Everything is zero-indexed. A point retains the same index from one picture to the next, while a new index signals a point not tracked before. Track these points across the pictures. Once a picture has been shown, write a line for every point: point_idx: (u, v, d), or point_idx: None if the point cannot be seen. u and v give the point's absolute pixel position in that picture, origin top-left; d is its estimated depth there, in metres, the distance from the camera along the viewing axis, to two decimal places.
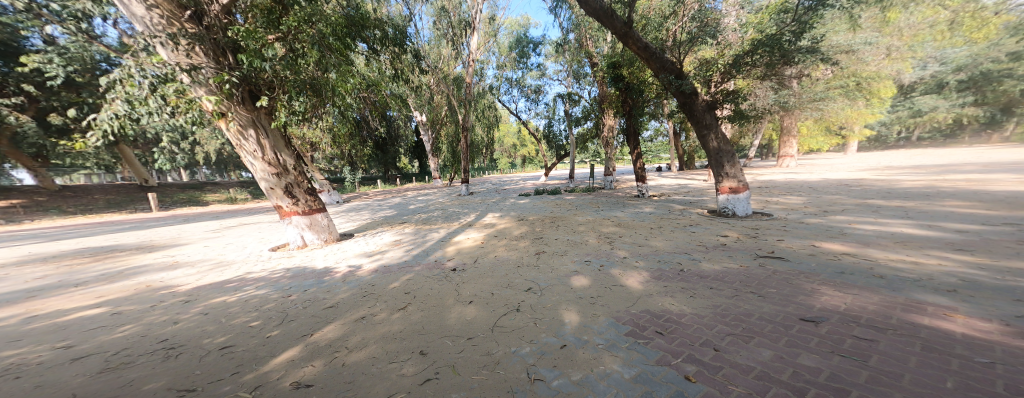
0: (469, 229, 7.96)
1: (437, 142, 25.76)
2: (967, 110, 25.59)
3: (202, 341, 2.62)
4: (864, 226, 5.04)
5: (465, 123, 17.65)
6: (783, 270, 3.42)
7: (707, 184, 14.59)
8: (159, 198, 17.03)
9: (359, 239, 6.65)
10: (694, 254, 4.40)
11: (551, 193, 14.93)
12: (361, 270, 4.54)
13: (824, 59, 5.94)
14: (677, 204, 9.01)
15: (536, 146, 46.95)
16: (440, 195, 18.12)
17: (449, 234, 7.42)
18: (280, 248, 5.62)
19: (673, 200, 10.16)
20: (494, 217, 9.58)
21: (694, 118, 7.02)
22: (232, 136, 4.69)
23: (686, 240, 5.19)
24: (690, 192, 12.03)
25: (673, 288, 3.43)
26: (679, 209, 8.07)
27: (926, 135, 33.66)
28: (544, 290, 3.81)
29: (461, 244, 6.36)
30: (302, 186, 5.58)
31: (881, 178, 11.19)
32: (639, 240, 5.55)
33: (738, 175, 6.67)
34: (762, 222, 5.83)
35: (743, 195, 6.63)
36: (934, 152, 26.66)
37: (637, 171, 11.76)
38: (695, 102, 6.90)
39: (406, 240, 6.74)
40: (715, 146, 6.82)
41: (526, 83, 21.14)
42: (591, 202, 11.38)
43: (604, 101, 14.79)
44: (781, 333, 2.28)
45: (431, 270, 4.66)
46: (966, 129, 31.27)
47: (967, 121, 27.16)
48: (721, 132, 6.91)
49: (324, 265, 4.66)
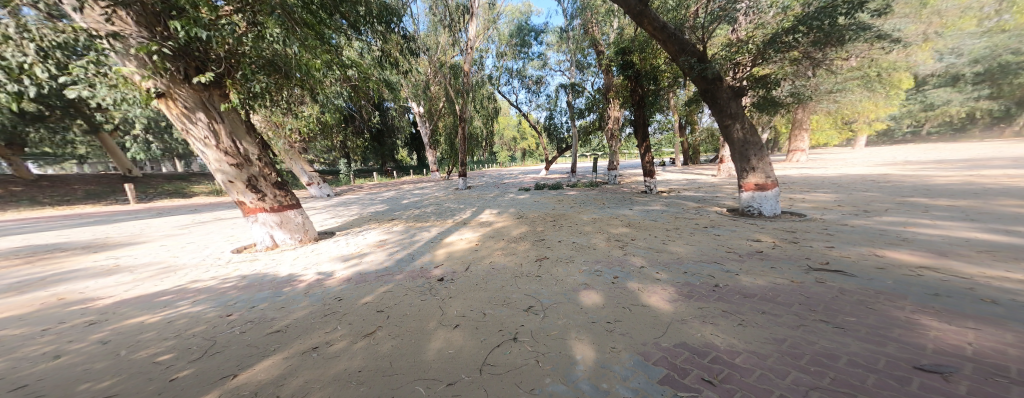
0: (463, 228, 7.23)
1: (434, 135, 24.93)
2: (982, 103, 24.72)
3: (75, 389, 1.73)
4: (923, 229, 4.33)
5: (462, 114, 16.77)
6: (852, 290, 2.74)
7: (716, 179, 13.83)
8: (142, 189, 16.31)
9: (340, 239, 5.93)
10: (727, 263, 3.70)
11: (553, 188, 14.21)
12: (331, 279, 3.80)
13: (881, 37, 5.03)
14: (690, 201, 8.29)
15: (536, 140, 46.19)
16: (436, 188, 17.45)
17: (441, 234, 6.69)
18: (244, 249, 4.89)
19: (685, 196, 9.44)
20: (491, 214, 8.86)
21: (717, 106, 6.20)
22: (175, 119, 3.89)
23: (713, 244, 4.49)
24: (701, 188, 11.32)
25: (711, 311, 2.75)
26: (694, 207, 7.35)
27: (936, 129, 32.71)
28: (548, 311, 3.10)
29: (453, 246, 5.65)
30: (269, 179, 4.80)
31: (908, 174, 10.40)
32: (656, 245, 4.84)
33: (766, 170, 5.80)
34: (797, 223, 5.10)
35: (770, 193, 5.79)
36: (946, 146, 25.75)
37: (646, 166, 10.93)
38: (720, 89, 6.09)
39: (392, 241, 6.02)
40: (740, 138, 5.97)
41: (527, 73, 20.21)
42: (596, 198, 10.65)
43: (610, 92, 13.93)
44: (897, 393, 1.61)
45: (415, 280, 3.96)
46: (977, 123, 30.33)
47: (981, 115, 26.22)
48: (747, 122, 6.04)
49: (288, 272, 3.93)
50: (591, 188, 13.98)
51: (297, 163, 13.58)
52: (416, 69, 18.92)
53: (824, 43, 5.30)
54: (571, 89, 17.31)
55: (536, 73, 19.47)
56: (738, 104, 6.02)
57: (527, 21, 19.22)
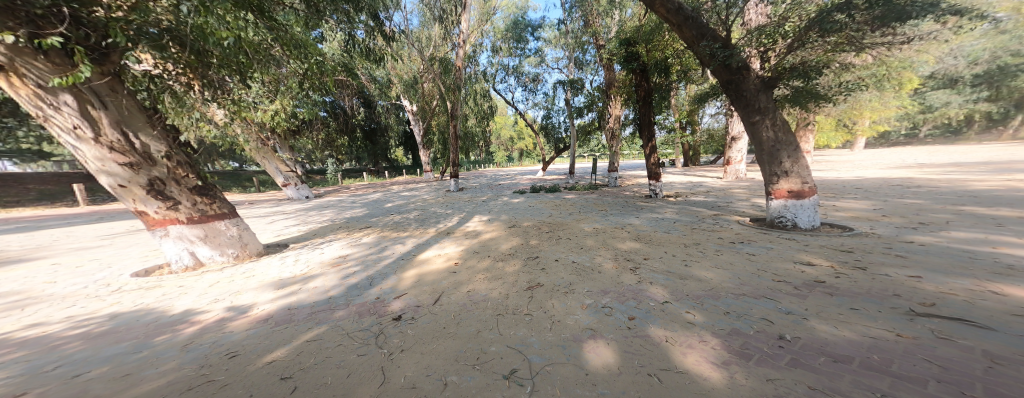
0: (445, 239, 6.21)
1: (428, 134, 23.88)
2: (980, 106, 24.35)
3: None
4: (1018, 249, 3.36)
5: (454, 112, 15.73)
6: (1008, 357, 1.75)
7: (724, 182, 12.96)
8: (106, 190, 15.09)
9: (289, 255, 4.84)
10: (782, 300, 2.71)
11: (549, 190, 13.26)
12: (241, 319, 2.75)
13: (961, 13, 4.02)
14: (704, 209, 7.35)
15: (533, 140, 45.12)
16: (426, 190, 16.41)
17: (417, 246, 5.68)
18: (153, 272, 3.83)
19: (694, 202, 8.52)
20: (479, 222, 7.83)
21: (742, 101, 5.28)
22: (24, 102, 2.83)
23: (752, 268, 3.51)
24: (710, 192, 10.41)
25: (792, 389, 1.74)
26: (711, 216, 6.38)
27: (932, 130, 32.44)
28: (538, 379, 2.08)
29: (426, 266, 4.61)
30: (182, 181, 3.73)
31: (933, 177, 9.56)
32: (677, 268, 3.84)
33: (802, 174, 4.84)
34: (848, 239, 4.12)
35: (808, 201, 4.81)
36: (947, 148, 25.33)
37: (650, 168, 10.02)
38: (750, 79, 5.14)
39: (355, 257, 4.93)
40: (772, 136, 5.02)
41: (524, 70, 19.22)
42: (596, 203, 9.67)
43: (612, 88, 13.05)
44: None
45: (361, 319, 2.93)
46: (973, 125, 30.03)
47: (980, 116, 25.86)
48: (780, 117, 5.06)
49: (185, 308, 2.87)
50: (591, 191, 13.01)
51: (271, 162, 12.47)
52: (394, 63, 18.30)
53: (884, 25, 4.34)
54: (569, 86, 16.31)
55: (533, 69, 18.48)
56: (772, 96, 5.04)
57: (523, 16, 18.22)
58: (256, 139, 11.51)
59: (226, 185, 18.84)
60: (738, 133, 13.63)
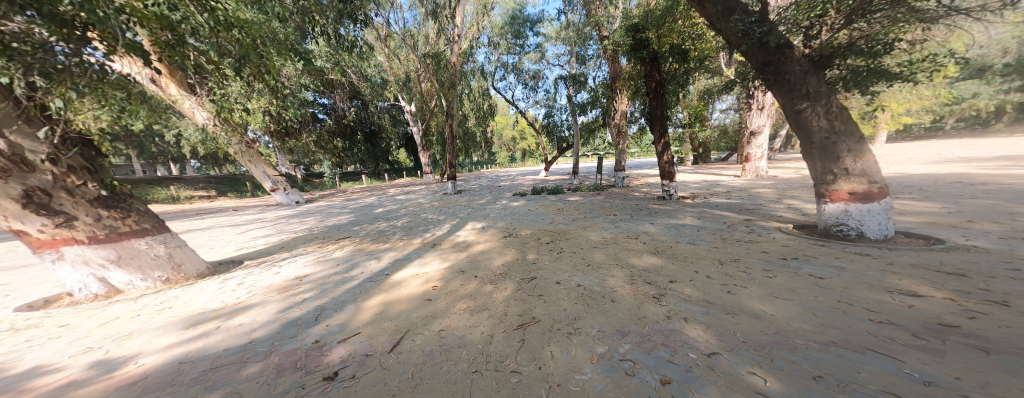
0: (430, 252, 5.34)
1: (427, 135, 23.17)
2: (1014, 95, 22.56)
3: None
4: None
5: (450, 110, 14.91)
6: None
7: (743, 181, 11.86)
8: None
9: (237, 275, 4.01)
10: (904, 359, 1.75)
11: (552, 193, 12.34)
12: (97, 383, 1.92)
13: None
14: (730, 213, 6.34)
15: (536, 139, 43.99)
16: (423, 194, 15.68)
17: (395, 262, 4.83)
18: (50, 305, 3.17)
19: (715, 204, 7.53)
20: (472, 231, 6.94)
21: (784, 85, 4.29)
22: None
23: (828, 299, 2.53)
24: (730, 192, 9.37)
25: None
26: (742, 222, 5.39)
27: (958, 123, 30.48)
28: None
29: (398, 291, 3.72)
30: (77, 192, 3.15)
31: (992, 173, 8.33)
32: (718, 297, 2.89)
33: (869, 171, 3.84)
34: (946, 256, 3.11)
35: (879, 205, 3.82)
36: (980, 141, 23.52)
37: (663, 167, 9.00)
38: (795, 59, 4.13)
39: (317, 277, 4.07)
40: (825, 126, 4.00)
41: (523, 67, 18.27)
42: (604, 206, 8.71)
43: (618, 81, 12.02)
44: None
45: (277, 380, 2.06)
46: (1004, 116, 28.06)
47: (1013, 106, 24.09)
48: (839, 103, 3.98)
49: (35, 366, 2.09)
50: (597, 192, 12.04)
51: (256, 166, 11.70)
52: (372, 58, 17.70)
53: None
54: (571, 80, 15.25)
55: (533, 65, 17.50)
56: (824, 78, 4.03)
57: (522, 10, 17.23)
58: (240, 142, 10.93)
59: (221, 189, 18.29)
60: (758, 127, 12.41)
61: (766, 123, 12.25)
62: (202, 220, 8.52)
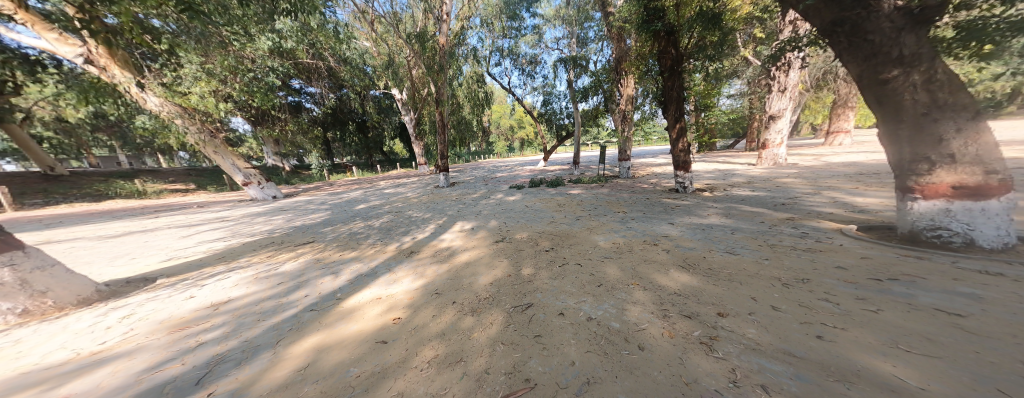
0: (405, 264, 4.35)
1: (420, 125, 21.86)
2: None
3: None
4: None
5: (438, 96, 13.60)
6: None
7: (761, 170, 10.80)
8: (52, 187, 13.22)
9: (134, 302, 3.01)
10: None
11: (552, 185, 11.30)
12: None
13: None
14: (764, 208, 5.34)
15: (535, 128, 42.33)
16: (413, 187, 14.65)
17: (358, 276, 3.83)
18: None
19: (741, 198, 6.52)
20: (459, 233, 5.95)
21: (863, 49, 3.17)
22: None
23: (1008, 362, 1.57)
24: (751, 183, 8.35)
25: None
26: (785, 222, 4.39)
27: None
28: None
29: (344, 326, 2.70)
30: None
31: None
32: (809, 345, 1.94)
33: (988, 157, 2.81)
34: None
35: (1002, 203, 2.79)
36: None
37: (676, 157, 7.92)
38: (883, 13, 2.97)
39: (243, 303, 3.05)
40: (924, 100, 2.93)
41: (519, 51, 16.82)
42: (611, 201, 7.67)
43: (623, 62, 10.63)
44: None
45: None
46: None
47: None
48: (947, 68, 2.88)
49: None
50: (600, 184, 11.00)
51: (223, 158, 10.57)
52: (357, 42, 16.42)
53: None
54: (571, 63, 13.79)
55: (530, 48, 16.05)
56: (924, 36, 2.89)
57: None
58: (201, 130, 9.74)
59: (197, 181, 17.12)
60: (778, 111, 11.07)
61: (788, 106, 10.83)
62: (155, 219, 7.49)
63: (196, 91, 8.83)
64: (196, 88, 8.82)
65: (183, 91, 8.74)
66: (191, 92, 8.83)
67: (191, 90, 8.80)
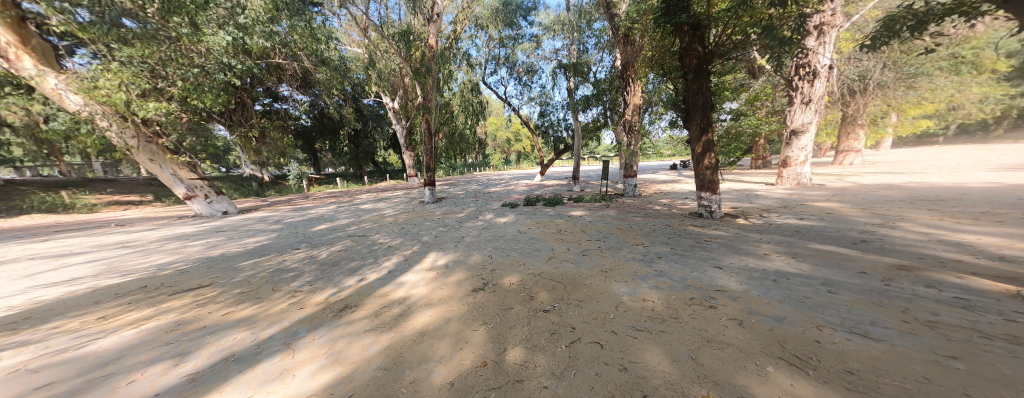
0: (320, 332, 2.73)
1: (410, 135, 20.60)
2: (1017, 101, 21.75)
3: None
4: None
5: (426, 103, 12.32)
6: None
7: (785, 191, 9.62)
8: None
9: None
10: None
11: (550, 204, 9.90)
12: None
13: None
14: (839, 247, 3.94)
15: (531, 141, 41.41)
16: (396, 203, 13.16)
17: (218, 362, 2.20)
18: None
19: (792, 228, 5.14)
20: (427, 273, 4.39)
21: None
22: None
23: None
24: (786, 207, 7.06)
25: None
26: (900, 274, 2.97)
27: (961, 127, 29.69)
28: None
29: None
30: None
31: None
32: None
33: None
34: None
35: None
36: (994, 147, 22.23)
37: (700, 174, 6.57)
38: None
39: None
40: None
41: (516, 59, 15.83)
42: (623, 228, 6.23)
43: (631, 67, 9.47)
44: None
45: None
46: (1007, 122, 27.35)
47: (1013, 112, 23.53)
48: None
49: None
50: (605, 204, 9.64)
51: (163, 164, 9.05)
52: (344, 47, 15.57)
53: None
54: (572, 69, 12.64)
55: (528, 56, 15.08)
56: None
57: None
58: (134, 134, 8.30)
59: (154, 192, 15.23)
60: (801, 126, 9.85)
61: (813, 120, 9.67)
62: (40, 244, 5.77)
63: (104, 84, 7.15)
64: (104, 81, 7.17)
65: (88, 82, 7.15)
66: (100, 86, 7.18)
67: (97, 83, 7.17)
